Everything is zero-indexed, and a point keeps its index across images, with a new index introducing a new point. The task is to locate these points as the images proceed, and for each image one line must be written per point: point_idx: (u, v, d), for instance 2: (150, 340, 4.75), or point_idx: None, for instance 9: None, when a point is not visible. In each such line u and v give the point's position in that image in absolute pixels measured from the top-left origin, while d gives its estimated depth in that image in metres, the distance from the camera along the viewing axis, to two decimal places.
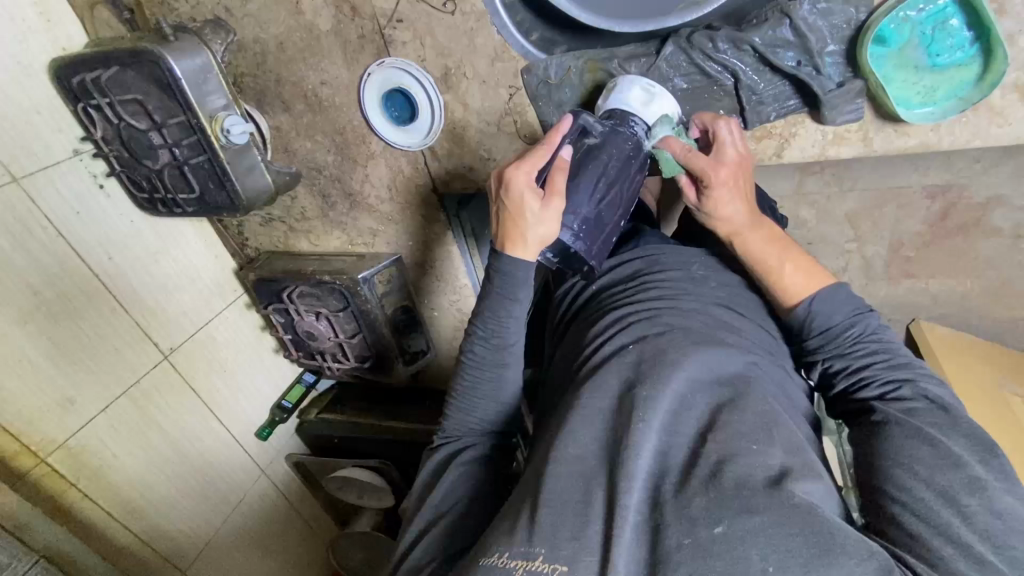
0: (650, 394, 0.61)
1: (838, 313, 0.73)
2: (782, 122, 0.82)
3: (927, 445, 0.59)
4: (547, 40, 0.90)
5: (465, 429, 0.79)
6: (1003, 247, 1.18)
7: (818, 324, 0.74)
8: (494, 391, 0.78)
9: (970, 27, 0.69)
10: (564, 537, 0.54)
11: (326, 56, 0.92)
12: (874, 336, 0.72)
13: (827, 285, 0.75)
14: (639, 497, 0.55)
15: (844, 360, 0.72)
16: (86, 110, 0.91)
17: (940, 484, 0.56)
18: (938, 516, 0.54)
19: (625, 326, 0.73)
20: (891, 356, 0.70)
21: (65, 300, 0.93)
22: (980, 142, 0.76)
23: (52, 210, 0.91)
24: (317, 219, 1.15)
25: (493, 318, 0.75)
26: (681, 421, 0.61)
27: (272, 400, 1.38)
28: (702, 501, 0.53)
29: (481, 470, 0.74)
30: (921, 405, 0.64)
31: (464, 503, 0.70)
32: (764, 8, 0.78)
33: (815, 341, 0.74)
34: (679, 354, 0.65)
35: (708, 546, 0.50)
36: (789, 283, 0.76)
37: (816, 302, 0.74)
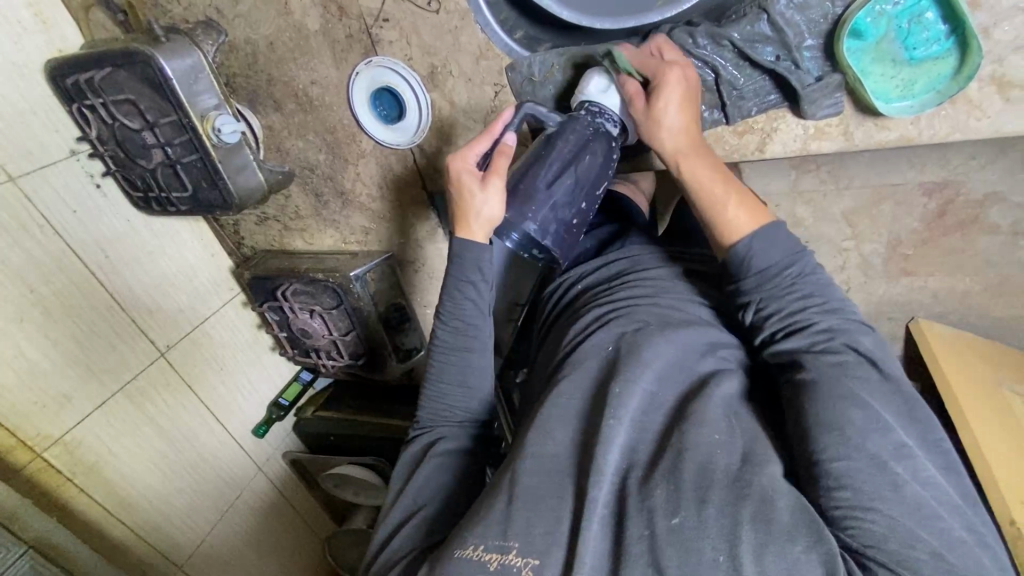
0: (622, 389, 0.62)
1: (777, 252, 0.67)
2: (763, 117, 0.83)
3: (859, 407, 0.56)
4: (532, 38, 0.91)
5: (442, 420, 0.79)
6: (1000, 243, 1.17)
7: (755, 264, 0.67)
8: (465, 378, 0.79)
9: (945, 20, 0.69)
10: (536, 531, 0.56)
11: (315, 55, 0.93)
12: (811, 277, 0.66)
13: (767, 223, 0.69)
14: (607, 490, 0.56)
15: (779, 303, 0.66)
16: (81, 110, 0.92)
17: (871, 450, 0.53)
18: (868, 486, 0.52)
19: (604, 323, 0.73)
20: (826, 300, 0.65)
21: (61, 299, 0.95)
22: (960, 135, 0.76)
23: (49, 208, 0.93)
24: (310, 217, 1.16)
25: (450, 301, 0.78)
26: (651, 418, 0.62)
27: (269, 399, 1.40)
28: (662, 492, 0.54)
29: (457, 464, 0.74)
30: (851, 360, 0.60)
31: (442, 497, 0.71)
32: (742, 4, 0.78)
33: (750, 282, 0.68)
34: (653, 349, 0.66)
35: (667, 538, 0.51)
36: (731, 217, 0.70)
37: (753, 242, 0.68)
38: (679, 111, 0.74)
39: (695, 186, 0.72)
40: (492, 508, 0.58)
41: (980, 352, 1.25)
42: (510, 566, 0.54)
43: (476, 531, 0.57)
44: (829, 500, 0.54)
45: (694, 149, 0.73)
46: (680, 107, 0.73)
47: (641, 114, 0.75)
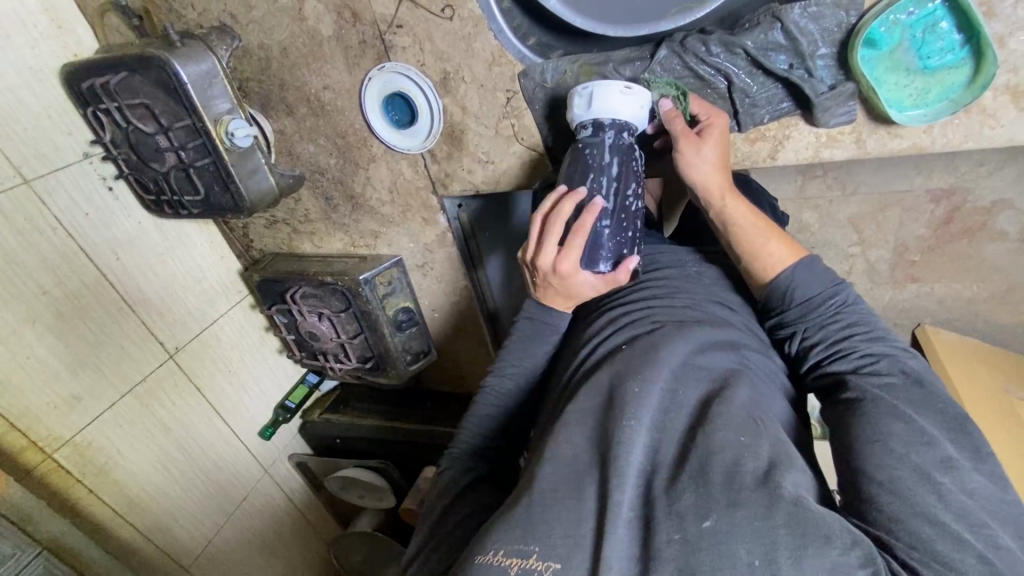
0: (641, 389, 0.63)
1: (819, 283, 0.73)
2: (776, 125, 0.82)
3: (905, 422, 0.59)
4: (545, 45, 0.92)
5: (471, 435, 0.84)
6: (1009, 251, 1.17)
7: (799, 295, 0.73)
8: (500, 387, 0.85)
9: (960, 30, 0.70)
10: (558, 536, 0.56)
11: (328, 60, 0.93)
12: (853, 307, 0.72)
13: (804, 256, 0.75)
14: (630, 494, 0.56)
15: (823, 332, 0.72)
16: (95, 114, 0.93)
17: (917, 462, 0.56)
18: (918, 495, 0.54)
19: (619, 327, 0.74)
20: (870, 329, 0.70)
21: (73, 300, 0.95)
22: (973, 144, 0.76)
23: (61, 211, 0.93)
24: (320, 220, 1.16)
25: None
26: (671, 417, 0.62)
27: (274, 400, 1.40)
28: (690, 496, 0.54)
29: (474, 485, 0.78)
30: (896, 380, 0.64)
31: (462, 513, 0.74)
32: (757, 13, 0.78)
33: (795, 312, 0.73)
34: (668, 350, 0.66)
35: (695, 541, 0.51)
36: (775, 253, 0.75)
37: (797, 271, 0.73)
38: (718, 155, 0.78)
39: (743, 221, 0.76)
40: (515, 512, 0.59)
41: (986, 359, 1.25)
42: (530, 571, 0.54)
43: (494, 536, 0.57)
44: (876, 506, 0.56)
45: (735, 197, 0.77)
46: (723, 144, 0.78)
47: (691, 148, 0.77)
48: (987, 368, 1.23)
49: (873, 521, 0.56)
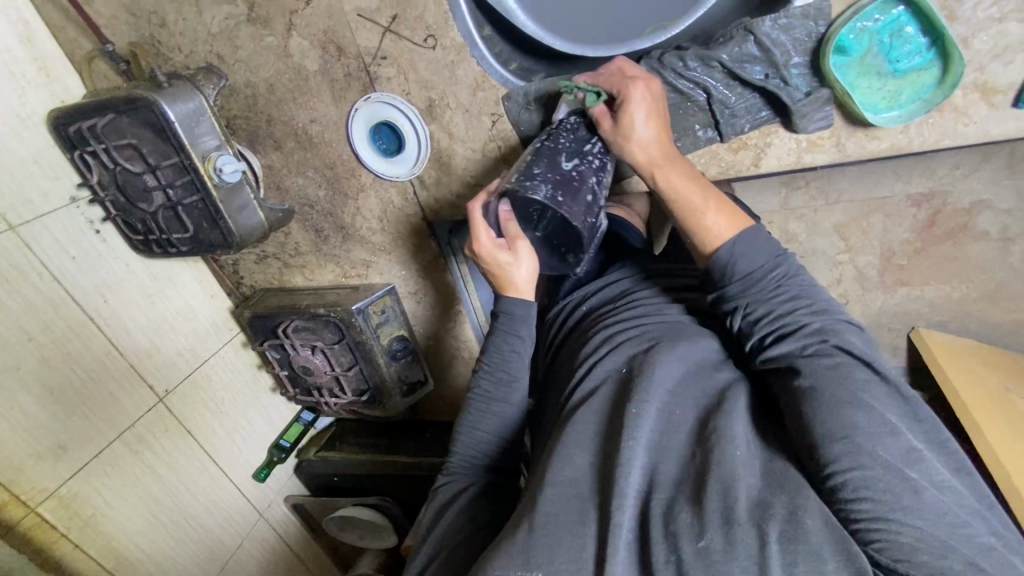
0: (638, 410, 0.61)
1: (760, 256, 0.69)
2: (756, 133, 0.84)
3: (861, 410, 0.55)
4: (526, 69, 0.95)
5: (475, 447, 0.80)
6: (991, 249, 1.21)
7: (739, 269, 0.69)
8: (506, 398, 0.80)
9: (925, 32, 0.72)
10: (562, 559, 0.55)
11: (314, 95, 0.94)
12: (796, 279, 0.68)
13: (744, 227, 0.71)
14: (629, 515, 0.56)
15: (766, 305, 0.67)
16: (83, 156, 0.94)
17: (883, 456, 0.52)
18: (890, 495, 0.51)
19: (615, 346, 0.73)
20: (813, 302, 0.66)
21: (59, 345, 0.94)
22: (948, 141, 0.78)
23: (47, 255, 0.93)
24: (310, 252, 1.15)
25: (496, 353, 0.81)
26: (669, 435, 0.61)
27: (269, 441, 1.37)
28: (687, 516, 0.53)
29: (480, 502, 0.74)
30: (841, 360, 0.60)
31: (465, 532, 0.71)
32: (728, 28, 0.81)
33: (737, 286, 0.69)
34: (662, 368, 0.65)
35: (692, 562, 0.50)
36: (710, 225, 0.72)
37: (737, 244, 0.70)
38: (646, 124, 0.76)
39: (667, 193, 0.75)
40: (513, 538, 0.57)
41: (984, 359, 1.26)
42: None
43: (495, 562, 0.56)
44: (852, 512, 0.52)
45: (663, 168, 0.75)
46: (647, 116, 0.76)
47: (611, 133, 0.78)
48: (984, 367, 1.24)
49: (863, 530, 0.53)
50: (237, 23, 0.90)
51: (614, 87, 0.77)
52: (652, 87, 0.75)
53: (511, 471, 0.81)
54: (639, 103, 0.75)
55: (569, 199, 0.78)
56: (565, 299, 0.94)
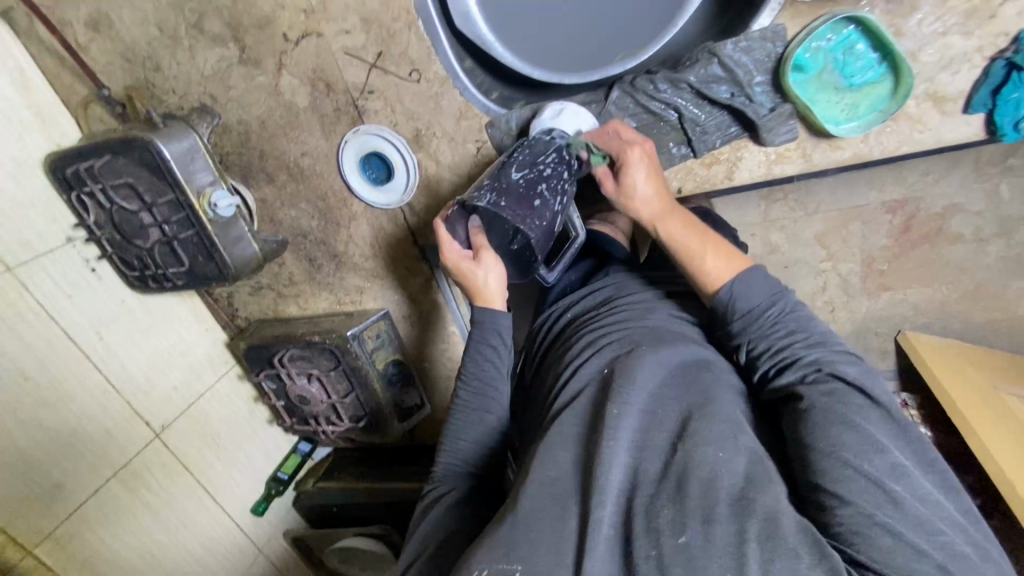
0: (620, 411, 0.63)
1: (759, 294, 0.73)
2: (727, 148, 0.88)
3: (852, 431, 0.58)
4: (507, 97, 1.00)
5: (457, 455, 0.81)
6: (967, 250, 1.25)
7: (740, 307, 0.73)
8: (486, 406, 0.82)
9: (875, 49, 0.77)
10: (541, 555, 0.56)
11: (305, 129, 0.98)
12: (794, 313, 0.72)
13: (743, 269, 0.76)
14: (611, 512, 0.57)
15: (766, 340, 0.71)
16: (79, 197, 0.96)
17: (866, 469, 0.56)
18: (870, 504, 0.54)
19: (598, 348, 0.76)
20: (809, 334, 0.70)
21: (54, 383, 0.96)
22: (908, 147, 0.82)
23: (43, 295, 0.94)
24: (304, 282, 1.17)
25: (472, 362, 0.84)
26: (652, 434, 0.63)
27: (267, 473, 1.36)
28: (668, 511, 0.55)
29: (460, 507, 0.75)
30: (839, 387, 0.63)
31: (444, 535, 0.71)
32: (694, 51, 0.85)
33: (739, 324, 0.74)
34: (643, 370, 0.68)
35: (672, 556, 0.52)
36: (711, 268, 0.77)
37: (737, 285, 0.74)
38: (645, 180, 0.81)
39: (670, 244, 0.80)
40: (496, 531, 0.59)
41: (969, 357, 1.30)
42: None
43: (478, 557, 0.57)
44: (835, 518, 0.55)
45: (666, 219, 0.80)
46: (646, 174, 0.81)
47: (615, 192, 0.83)
48: (971, 366, 1.27)
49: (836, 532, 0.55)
50: (229, 65, 0.94)
51: (612, 149, 0.82)
52: (643, 145, 0.81)
53: (495, 479, 0.81)
54: (638, 163, 0.80)
55: (514, 205, 0.77)
56: (551, 308, 0.97)
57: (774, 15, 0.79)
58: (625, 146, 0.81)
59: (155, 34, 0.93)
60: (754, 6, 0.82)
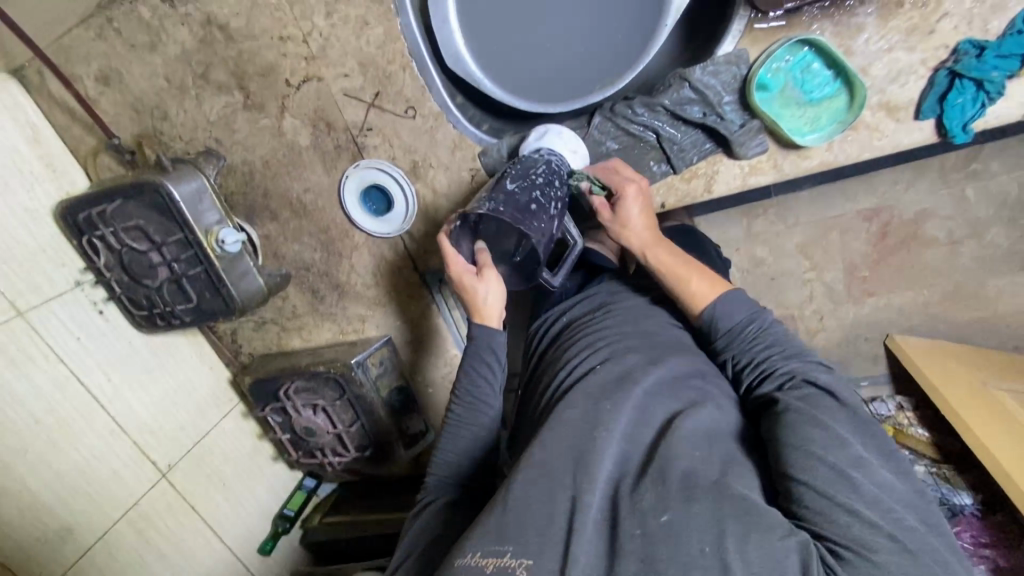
0: (613, 404, 0.70)
1: (739, 312, 0.78)
2: (704, 163, 0.94)
3: (820, 428, 0.62)
4: (497, 129, 1.07)
5: (444, 467, 0.84)
6: (941, 253, 1.32)
7: (722, 324, 0.78)
8: (478, 421, 0.85)
9: (829, 67, 0.85)
10: (531, 535, 0.59)
11: (307, 167, 1.04)
12: (773, 330, 0.77)
13: (725, 290, 0.81)
14: (600, 496, 0.62)
15: (748, 354, 0.76)
16: (90, 241, 1.00)
17: (833, 460, 0.58)
18: (832, 486, 0.57)
19: (594, 349, 0.82)
20: (788, 349, 0.74)
21: (62, 425, 0.97)
22: (869, 153, 0.88)
23: (53, 336, 0.97)
24: (308, 314, 1.20)
25: (468, 383, 0.85)
26: (640, 431, 0.68)
27: (273, 510, 1.35)
28: (651, 495, 0.59)
29: (449, 513, 0.79)
30: (812, 391, 0.67)
31: (434, 538, 0.76)
32: (667, 77, 0.93)
33: (723, 340, 0.79)
34: (641, 373, 0.74)
35: (655, 534, 0.56)
36: (694, 290, 0.82)
37: (717, 304, 0.79)
38: (639, 212, 0.87)
39: (659, 266, 0.84)
40: (486, 518, 0.63)
41: (956, 356, 1.34)
42: (506, 570, 0.57)
43: (474, 540, 0.61)
44: (801, 503, 0.58)
45: (656, 247, 0.85)
46: (640, 207, 0.87)
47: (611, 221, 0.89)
48: (958, 364, 1.31)
49: (802, 516, 0.58)
50: (234, 111, 1.00)
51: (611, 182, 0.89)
52: (640, 182, 0.88)
53: (485, 486, 0.85)
54: (633, 196, 0.87)
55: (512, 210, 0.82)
56: (547, 314, 1.02)
57: (736, 40, 0.88)
58: (623, 180, 0.88)
59: (163, 86, 0.99)
60: (717, 35, 0.91)
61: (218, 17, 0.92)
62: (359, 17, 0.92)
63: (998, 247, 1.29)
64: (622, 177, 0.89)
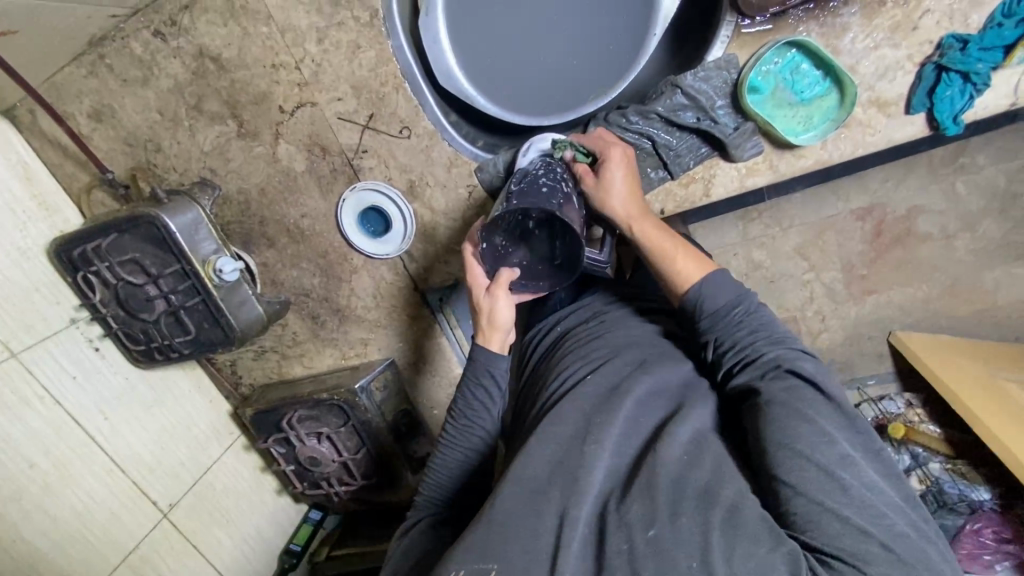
0: (604, 417, 0.69)
1: (723, 295, 0.74)
2: (701, 168, 0.94)
3: (806, 423, 0.59)
4: (492, 144, 1.07)
5: (435, 487, 0.83)
6: (937, 248, 1.33)
7: (706, 308, 0.74)
8: (471, 439, 0.84)
9: (818, 67, 0.86)
10: (518, 551, 0.59)
11: (303, 192, 1.03)
12: (757, 314, 0.73)
13: (712, 270, 0.77)
14: (588, 511, 0.61)
15: (732, 339, 0.72)
16: (85, 277, 0.98)
17: (821, 460, 0.57)
18: (822, 493, 0.55)
19: (585, 360, 0.82)
20: (772, 334, 0.71)
21: (60, 469, 0.94)
22: (863, 150, 0.88)
23: (48, 377, 0.95)
24: (308, 340, 1.18)
25: (464, 403, 0.84)
26: (630, 441, 0.68)
27: (279, 547, 1.33)
28: (638, 507, 0.58)
29: (437, 531, 0.77)
30: (797, 382, 0.65)
31: (418, 555, 0.74)
32: (658, 86, 0.94)
33: (706, 323, 0.75)
34: (631, 384, 0.74)
35: (642, 550, 0.55)
36: (681, 268, 0.78)
37: (703, 287, 0.75)
38: (623, 178, 0.84)
39: (643, 241, 0.82)
40: (472, 533, 0.62)
41: (959, 349, 1.34)
42: None
43: (456, 558, 0.60)
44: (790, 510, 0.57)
45: (641, 218, 0.83)
46: (623, 173, 0.84)
47: (593, 188, 0.85)
48: (963, 357, 1.31)
49: (793, 523, 0.57)
50: (228, 140, 1.00)
51: (596, 147, 0.87)
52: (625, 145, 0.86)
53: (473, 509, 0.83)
54: (620, 160, 0.84)
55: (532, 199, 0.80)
56: (539, 325, 1.02)
57: (725, 46, 0.89)
58: (610, 143, 0.85)
59: (156, 119, 0.99)
60: (706, 41, 0.92)
61: (209, 47, 0.93)
62: (351, 41, 0.93)
63: (992, 238, 1.30)
64: (608, 141, 0.86)
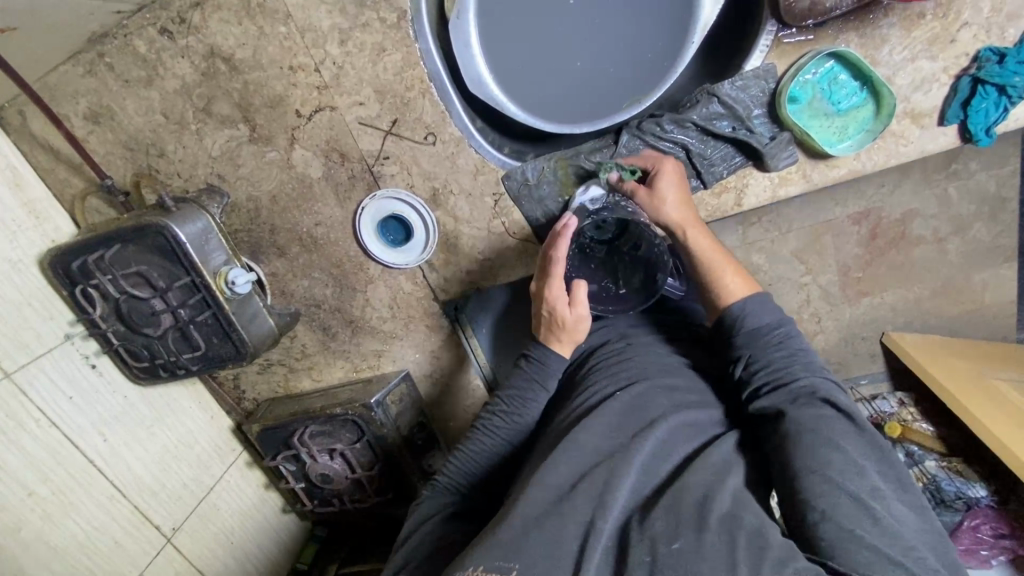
0: (637, 435, 0.67)
1: (766, 315, 0.76)
2: (734, 177, 0.94)
3: (836, 450, 0.60)
4: (518, 151, 1.05)
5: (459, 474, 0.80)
6: (930, 251, 1.36)
7: (749, 324, 0.76)
8: (512, 434, 0.81)
9: (855, 78, 0.87)
10: (539, 555, 0.56)
11: (319, 200, 0.99)
12: (795, 339, 0.74)
13: (756, 292, 0.79)
14: (612, 524, 0.59)
15: (767, 358, 0.73)
16: (84, 291, 0.91)
17: (851, 488, 0.57)
18: (850, 520, 0.55)
19: (614, 377, 0.80)
20: (808, 361, 0.72)
21: (59, 498, 0.88)
22: (895, 160, 0.90)
23: (44, 401, 0.88)
24: (318, 352, 1.14)
25: (517, 397, 0.82)
26: (657, 463, 0.66)
27: (286, 566, 1.29)
28: (662, 520, 0.57)
29: (460, 522, 0.74)
30: (829, 412, 0.65)
31: (440, 542, 0.70)
32: (692, 94, 0.94)
33: (745, 338, 0.75)
34: (660, 411, 0.71)
35: (664, 561, 0.53)
36: (727, 284, 0.80)
37: (748, 303, 0.77)
38: (675, 190, 0.86)
39: (694, 252, 0.83)
40: (491, 534, 0.59)
41: (950, 349, 1.37)
42: None
43: (474, 554, 0.57)
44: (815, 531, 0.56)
45: (694, 226, 0.84)
46: (676, 184, 0.86)
47: (646, 198, 0.86)
48: (959, 359, 1.33)
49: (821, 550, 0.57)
50: (238, 144, 0.95)
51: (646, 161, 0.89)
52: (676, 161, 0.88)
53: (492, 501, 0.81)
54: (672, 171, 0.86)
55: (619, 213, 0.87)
56: None
57: (764, 55, 0.89)
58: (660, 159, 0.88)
59: (160, 121, 0.93)
60: (741, 51, 0.92)
61: (221, 47, 0.88)
62: (376, 43, 0.90)
63: (981, 241, 1.34)
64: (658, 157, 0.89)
